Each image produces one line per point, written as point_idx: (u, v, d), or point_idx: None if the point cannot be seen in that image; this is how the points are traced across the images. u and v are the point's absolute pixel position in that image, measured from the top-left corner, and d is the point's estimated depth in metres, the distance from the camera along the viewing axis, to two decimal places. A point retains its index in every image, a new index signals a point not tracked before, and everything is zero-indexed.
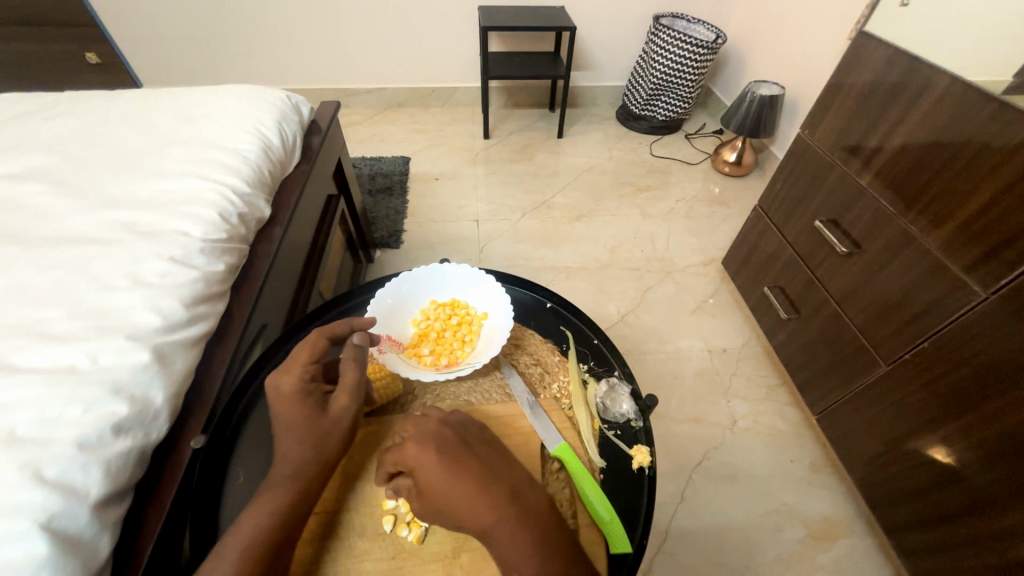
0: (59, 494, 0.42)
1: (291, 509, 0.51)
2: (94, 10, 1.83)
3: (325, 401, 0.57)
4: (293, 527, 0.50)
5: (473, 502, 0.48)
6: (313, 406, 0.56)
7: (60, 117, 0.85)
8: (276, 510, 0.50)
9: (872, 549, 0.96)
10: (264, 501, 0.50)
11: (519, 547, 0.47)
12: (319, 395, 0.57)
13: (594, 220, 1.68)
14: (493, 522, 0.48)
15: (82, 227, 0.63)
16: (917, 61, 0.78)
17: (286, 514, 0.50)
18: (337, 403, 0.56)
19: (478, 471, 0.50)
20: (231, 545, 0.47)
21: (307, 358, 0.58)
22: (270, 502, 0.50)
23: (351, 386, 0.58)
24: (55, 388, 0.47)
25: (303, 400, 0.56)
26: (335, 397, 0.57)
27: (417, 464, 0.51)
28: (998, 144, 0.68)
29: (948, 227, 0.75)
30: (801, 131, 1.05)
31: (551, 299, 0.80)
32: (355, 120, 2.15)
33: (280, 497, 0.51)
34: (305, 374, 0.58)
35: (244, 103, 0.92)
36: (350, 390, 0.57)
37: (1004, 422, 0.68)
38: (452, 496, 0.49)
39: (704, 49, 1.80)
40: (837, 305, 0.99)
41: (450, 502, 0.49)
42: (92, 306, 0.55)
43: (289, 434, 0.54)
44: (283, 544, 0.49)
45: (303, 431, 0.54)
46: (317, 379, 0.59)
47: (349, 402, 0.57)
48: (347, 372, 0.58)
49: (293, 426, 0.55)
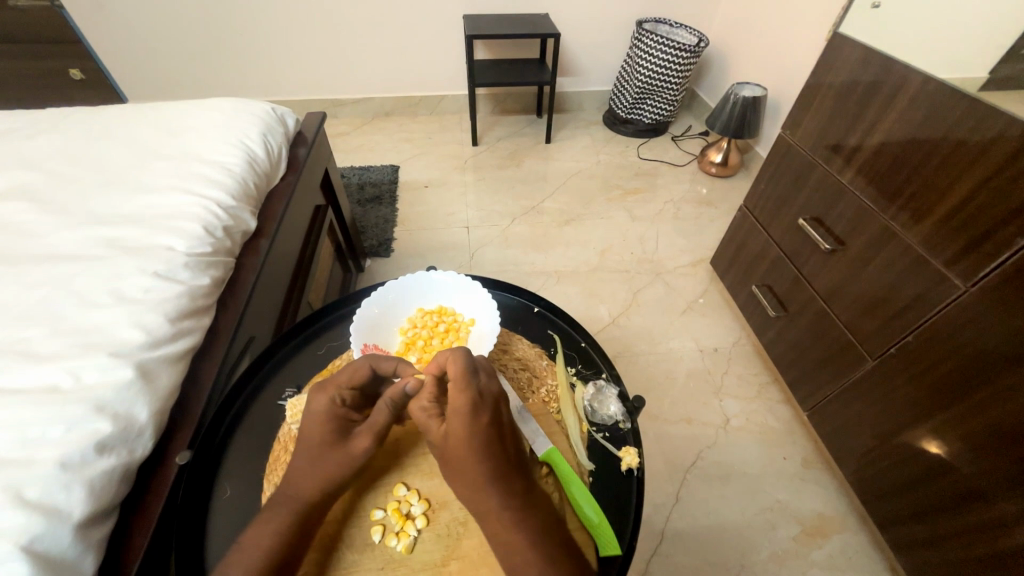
0: (43, 516, 0.42)
1: (293, 528, 0.49)
2: (78, 26, 1.82)
3: (348, 430, 0.56)
4: (296, 543, 0.49)
5: (480, 468, 0.51)
6: (334, 435, 0.55)
7: (43, 134, 0.85)
8: (279, 528, 0.49)
9: (865, 544, 0.97)
10: (263, 521, 0.49)
11: (505, 521, 0.49)
12: (343, 426, 0.56)
13: (584, 224, 1.69)
14: (493, 492, 0.50)
15: (66, 244, 0.63)
16: (891, 62, 0.80)
17: (288, 532, 0.49)
18: (358, 441, 0.55)
19: (507, 447, 0.53)
20: (235, 564, 0.46)
21: (344, 382, 0.57)
22: (271, 519, 0.49)
23: (377, 428, 0.56)
24: (37, 407, 0.47)
25: (328, 425, 0.55)
26: (360, 433, 0.55)
27: (457, 413, 0.52)
28: (972, 139, 0.69)
29: (928, 223, 0.77)
30: (783, 130, 1.06)
31: (538, 304, 0.81)
32: (343, 131, 2.15)
33: (279, 517, 0.50)
34: (339, 397, 0.57)
35: (230, 116, 0.92)
36: (374, 431, 0.55)
37: (989, 413, 0.69)
38: (474, 453, 0.51)
39: (687, 53, 1.82)
40: (823, 301, 1.01)
41: (472, 455, 0.51)
42: (76, 323, 0.55)
43: (305, 456, 0.54)
44: (287, 560, 0.48)
45: (320, 455, 0.53)
46: (346, 405, 0.57)
47: (369, 444, 0.55)
48: (381, 414, 0.56)
49: (310, 446, 0.54)
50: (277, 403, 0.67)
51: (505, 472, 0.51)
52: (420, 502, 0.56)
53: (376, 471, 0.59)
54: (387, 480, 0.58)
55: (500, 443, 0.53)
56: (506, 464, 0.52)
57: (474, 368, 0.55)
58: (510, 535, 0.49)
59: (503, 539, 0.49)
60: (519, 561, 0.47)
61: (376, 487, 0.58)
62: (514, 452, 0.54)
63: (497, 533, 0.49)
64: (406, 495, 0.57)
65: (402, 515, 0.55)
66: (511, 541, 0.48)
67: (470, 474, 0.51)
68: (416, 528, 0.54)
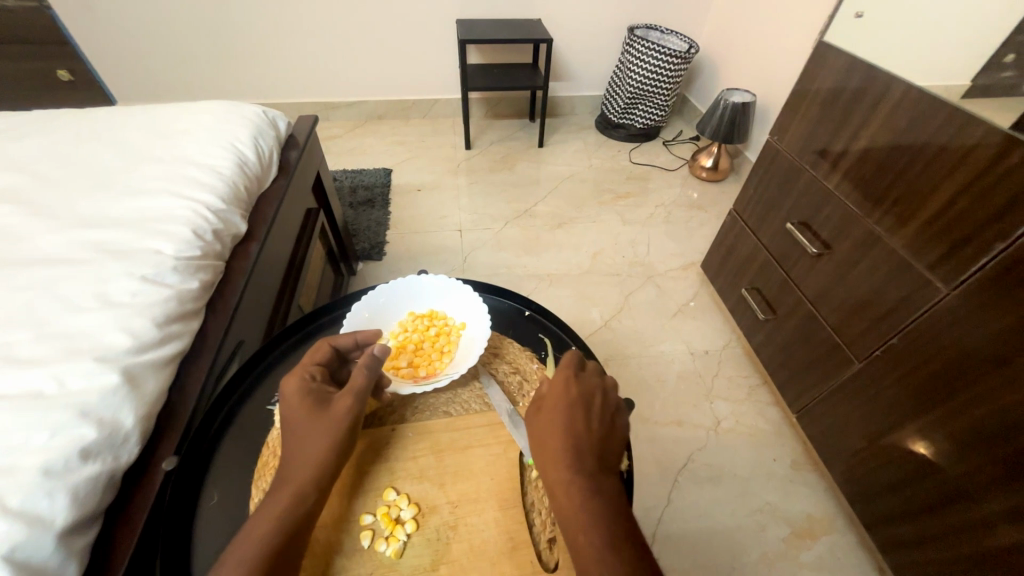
0: (24, 524, 0.41)
1: (293, 519, 0.48)
2: (66, 27, 1.81)
3: (326, 399, 0.57)
4: (296, 533, 0.48)
5: (564, 437, 0.52)
6: (313, 403, 0.55)
7: (29, 135, 0.84)
8: (278, 516, 0.47)
9: (854, 545, 0.97)
10: (262, 511, 0.48)
11: (576, 496, 0.48)
12: (320, 395, 0.57)
13: (575, 228, 1.70)
14: (573, 466, 0.50)
15: (51, 247, 0.62)
16: (874, 70, 0.82)
17: (289, 523, 0.47)
18: (340, 403, 0.56)
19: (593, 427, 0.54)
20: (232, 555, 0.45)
21: (309, 361, 0.60)
22: (271, 510, 0.48)
23: (357, 389, 0.57)
24: (19, 413, 0.46)
25: (305, 398, 0.56)
26: (340, 398, 0.56)
27: (556, 387, 0.57)
28: (953, 146, 0.71)
29: (912, 227, 0.78)
30: (771, 136, 1.08)
31: (529, 307, 0.81)
32: (336, 134, 2.15)
33: (280, 505, 0.48)
34: (308, 375, 0.58)
35: (220, 120, 0.92)
36: (355, 392, 0.57)
37: (971, 413, 0.70)
38: (560, 424, 0.53)
39: (678, 59, 1.85)
40: (810, 304, 1.02)
41: (558, 426, 0.54)
42: (60, 328, 0.54)
43: (292, 432, 0.54)
44: (289, 549, 0.47)
45: (305, 427, 0.54)
46: (318, 382, 0.59)
47: (352, 404, 0.56)
48: (359, 376, 0.58)
49: (295, 422, 0.54)
50: (266, 408, 0.67)
51: (588, 447, 0.52)
52: (409, 507, 0.56)
53: (364, 475, 0.59)
54: (376, 483, 0.58)
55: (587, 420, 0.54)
56: (588, 440, 0.53)
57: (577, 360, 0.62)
58: (578, 513, 0.47)
59: (569, 512, 0.48)
60: (580, 539, 0.46)
61: (364, 491, 0.58)
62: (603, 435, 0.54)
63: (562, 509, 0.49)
64: (396, 499, 0.57)
65: (392, 520, 0.55)
66: (574, 518, 0.47)
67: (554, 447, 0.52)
68: (406, 532, 0.54)
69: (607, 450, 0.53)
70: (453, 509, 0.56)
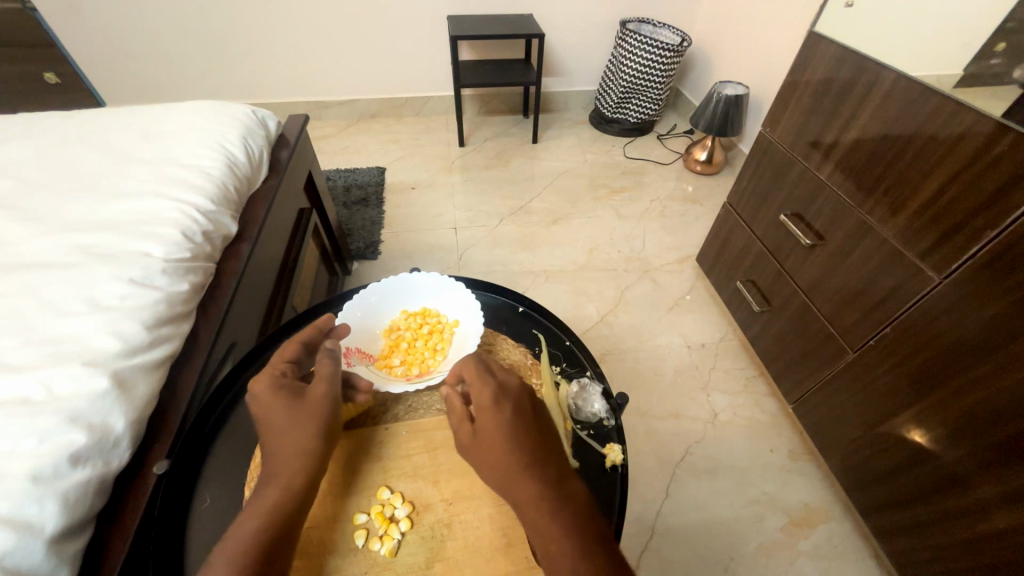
0: (13, 531, 0.41)
1: (281, 515, 0.48)
2: (53, 30, 1.79)
3: (300, 389, 0.57)
4: (287, 525, 0.48)
5: (516, 453, 0.50)
6: (287, 395, 0.55)
7: (14, 139, 0.83)
8: (268, 510, 0.47)
9: (851, 533, 0.98)
10: (253, 505, 0.48)
11: (545, 508, 0.47)
12: (294, 387, 0.57)
13: (571, 223, 1.69)
14: (531, 482, 0.49)
15: (37, 252, 0.62)
16: (865, 60, 0.81)
17: (280, 515, 0.48)
18: (315, 390, 0.57)
19: (540, 435, 0.53)
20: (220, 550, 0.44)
21: (279, 358, 0.60)
22: (262, 503, 0.48)
23: (329, 374, 0.58)
24: (6, 419, 0.46)
25: (280, 389, 0.56)
26: (313, 387, 0.57)
27: (488, 406, 0.54)
28: (944, 134, 0.71)
29: (903, 216, 0.78)
30: (764, 128, 1.07)
31: (523, 303, 0.81)
32: (328, 133, 2.14)
33: (268, 499, 0.48)
34: (279, 371, 0.59)
35: (209, 120, 0.91)
36: (327, 378, 0.58)
37: (964, 400, 0.70)
38: (504, 445, 0.51)
39: (671, 53, 1.84)
40: (805, 295, 1.02)
41: (503, 446, 0.51)
42: (47, 333, 0.53)
43: (270, 425, 0.54)
44: (282, 540, 0.46)
45: (285, 416, 0.54)
46: (290, 377, 0.59)
47: (327, 388, 0.57)
48: (325, 363, 0.59)
49: (273, 414, 0.54)
50: None
51: (542, 456, 0.51)
52: (403, 505, 0.56)
53: (358, 475, 0.59)
54: (369, 482, 0.58)
55: (531, 434, 0.53)
56: (540, 450, 0.52)
57: (489, 368, 0.59)
58: (550, 527, 0.46)
59: (542, 527, 0.46)
60: (556, 551, 0.45)
61: (358, 491, 0.57)
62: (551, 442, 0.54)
63: (532, 523, 0.47)
64: (390, 498, 0.57)
65: (386, 519, 0.55)
66: (547, 529, 0.46)
67: (506, 469, 0.50)
68: (400, 531, 0.54)
69: (557, 456, 0.53)
70: (448, 507, 0.56)
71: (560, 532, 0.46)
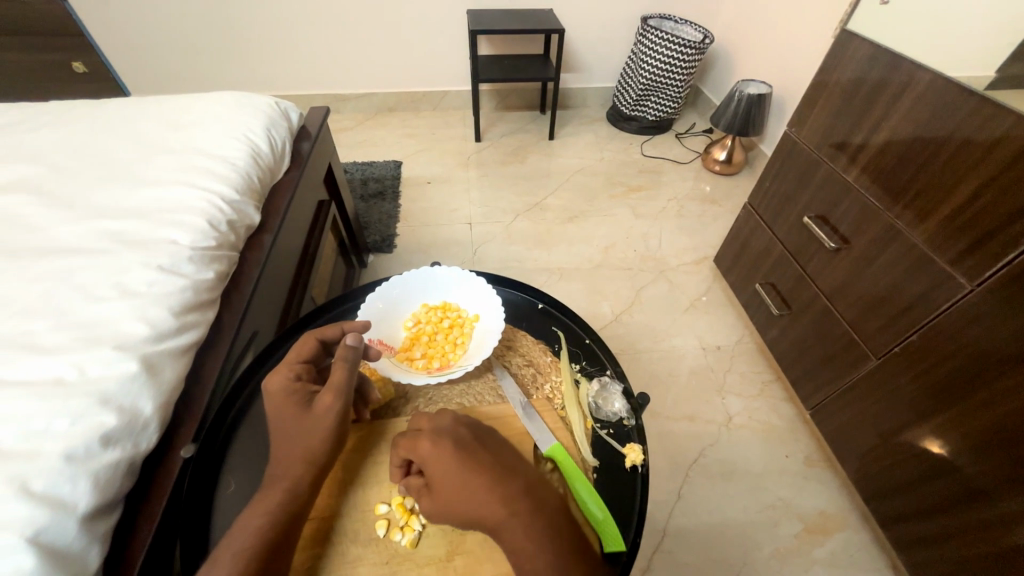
0: (48, 508, 0.42)
1: (284, 516, 0.49)
2: (82, 21, 1.83)
3: (311, 397, 0.56)
4: (288, 526, 0.49)
5: (474, 488, 0.48)
6: (296, 404, 0.55)
7: (46, 127, 0.85)
8: (271, 510, 0.49)
9: (867, 542, 0.97)
10: (257, 503, 0.50)
11: (518, 530, 0.47)
12: (304, 395, 0.56)
13: (587, 221, 1.68)
14: (498, 512, 0.47)
15: (69, 238, 0.63)
16: (899, 59, 0.79)
17: (282, 514, 0.49)
18: (322, 402, 0.55)
19: (495, 458, 0.51)
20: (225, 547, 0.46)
21: (295, 358, 0.59)
22: (265, 502, 0.50)
23: (339, 386, 0.56)
24: (41, 400, 0.47)
25: (290, 397, 0.55)
26: (322, 396, 0.55)
27: (429, 457, 0.51)
28: (979, 138, 0.69)
29: (933, 221, 0.76)
30: (789, 128, 1.06)
31: (542, 300, 0.80)
32: (347, 126, 2.15)
33: (272, 499, 0.50)
34: (292, 372, 0.58)
35: (233, 111, 0.92)
36: (337, 389, 0.56)
37: (991, 412, 0.69)
38: (460, 471, 0.49)
39: (693, 50, 1.81)
40: (827, 299, 1.00)
41: (457, 475, 0.49)
42: (80, 316, 0.54)
43: (278, 429, 0.54)
44: (281, 543, 0.48)
45: (292, 425, 0.54)
46: (304, 380, 0.58)
47: (334, 401, 0.55)
48: (337, 373, 0.56)
49: (281, 420, 0.54)
50: None
51: (503, 477, 0.49)
52: None
53: (378, 465, 0.59)
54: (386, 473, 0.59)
55: (482, 461, 0.50)
56: (500, 472, 0.50)
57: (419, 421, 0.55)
58: (525, 546, 0.46)
59: (519, 551, 0.46)
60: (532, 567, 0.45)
61: (379, 481, 0.58)
62: (510, 461, 0.52)
63: (510, 545, 0.47)
64: None
65: (407, 511, 0.55)
66: (523, 550, 0.46)
67: (471, 497, 0.48)
68: (421, 523, 0.54)
69: (519, 470, 0.51)
70: None
71: (536, 550, 0.46)
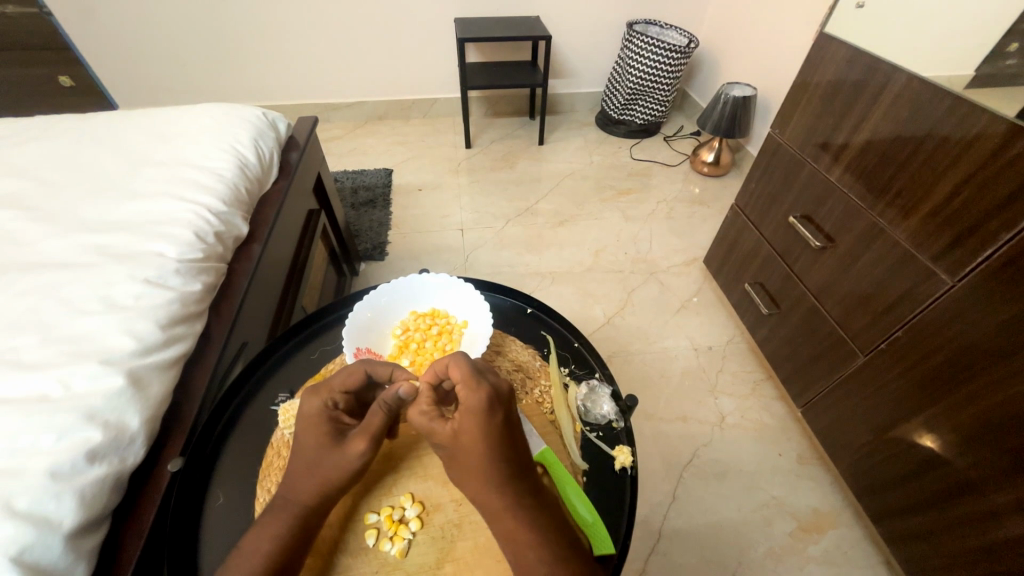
0: (33, 526, 0.41)
1: (288, 536, 0.49)
2: (66, 33, 1.82)
3: (342, 435, 0.54)
4: (293, 549, 0.49)
5: (500, 467, 0.51)
6: (329, 436, 0.53)
7: (33, 141, 0.84)
8: (277, 534, 0.49)
9: (860, 539, 0.97)
10: (259, 528, 0.49)
11: (516, 518, 0.50)
12: (337, 429, 0.55)
13: (577, 224, 1.69)
14: (503, 499, 0.50)
15: (55, 252, 0.63)
16: (877, 61, 0.81)
17: (280, 535, 0.49)
18: (355, 444, 0.53)
19: (518, 445, 0.53)
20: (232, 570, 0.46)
21: (337, 386, 0.56)
22: (267, 526, 0.49)
23: (374, 431, 0.54)
24: (26, 416, 0.46)
25: (319, 428, 0.54)
26: (356, 436, 0.53)
27: (471, 411, 0.51)
28: (956, 137, 0.70)
29: (915, 219, 0.78)
30: (773, 129, 1.07)
31: (532, 305, 0.81)
32: (336, 135, 2.15)
33: (277, 522, 0.50)
34: (331, 401, 0.56)
35: (219, 123, 0.92)
36: (371, 433, 0.53)
37: (977, 406, 0.70)
38: (485, 435, 0.51)
39: (678, 54, 1.84)
40: (814, 298, 1.01)
41: (477, 435, 0.51)
42: (66, 331, 0.54)
43: (302, 460, 0.53)
44: (286, 563, 0.48)
45: (316, 459, 0.53)
46: (339, 411, 0.57)
47: (366, 447, 0.53)
48: (376, 416, 0.54)
49: (306, 452, 0.53)
50: (271, 409, 0.67)
51: (515, 473, 0.51)
52: (413, 506, 0.56)
53: (370, 476, 0.59)
54: (378, 483, 0.58)
55: (507, 443, 0.52)
56: (515, 465, 0.52)
57: (481, 370, 0.55)
58: (522, 533, 0.49)
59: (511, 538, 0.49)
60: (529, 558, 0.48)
61: (371, 490, 0.58)
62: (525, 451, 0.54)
63: (506, 531, 0.50)
64: (400, 500, 0.57)
65: (395, 521, 0.55)
66: (520, 539, 0.49)
67: (475, 461, 0.51)
68: (411, 531, 0.54)
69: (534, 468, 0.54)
70: (458, 507, 0.56)
71: (526, 542, 0.49)
